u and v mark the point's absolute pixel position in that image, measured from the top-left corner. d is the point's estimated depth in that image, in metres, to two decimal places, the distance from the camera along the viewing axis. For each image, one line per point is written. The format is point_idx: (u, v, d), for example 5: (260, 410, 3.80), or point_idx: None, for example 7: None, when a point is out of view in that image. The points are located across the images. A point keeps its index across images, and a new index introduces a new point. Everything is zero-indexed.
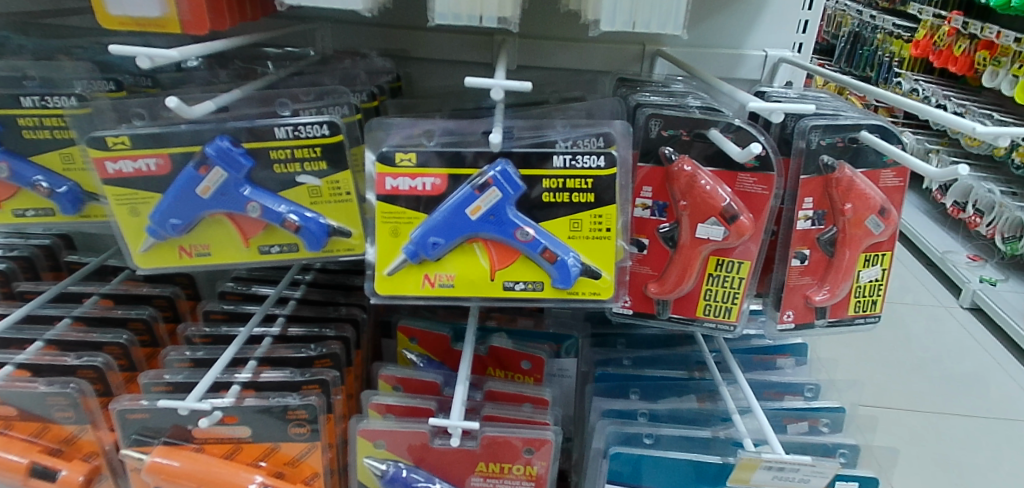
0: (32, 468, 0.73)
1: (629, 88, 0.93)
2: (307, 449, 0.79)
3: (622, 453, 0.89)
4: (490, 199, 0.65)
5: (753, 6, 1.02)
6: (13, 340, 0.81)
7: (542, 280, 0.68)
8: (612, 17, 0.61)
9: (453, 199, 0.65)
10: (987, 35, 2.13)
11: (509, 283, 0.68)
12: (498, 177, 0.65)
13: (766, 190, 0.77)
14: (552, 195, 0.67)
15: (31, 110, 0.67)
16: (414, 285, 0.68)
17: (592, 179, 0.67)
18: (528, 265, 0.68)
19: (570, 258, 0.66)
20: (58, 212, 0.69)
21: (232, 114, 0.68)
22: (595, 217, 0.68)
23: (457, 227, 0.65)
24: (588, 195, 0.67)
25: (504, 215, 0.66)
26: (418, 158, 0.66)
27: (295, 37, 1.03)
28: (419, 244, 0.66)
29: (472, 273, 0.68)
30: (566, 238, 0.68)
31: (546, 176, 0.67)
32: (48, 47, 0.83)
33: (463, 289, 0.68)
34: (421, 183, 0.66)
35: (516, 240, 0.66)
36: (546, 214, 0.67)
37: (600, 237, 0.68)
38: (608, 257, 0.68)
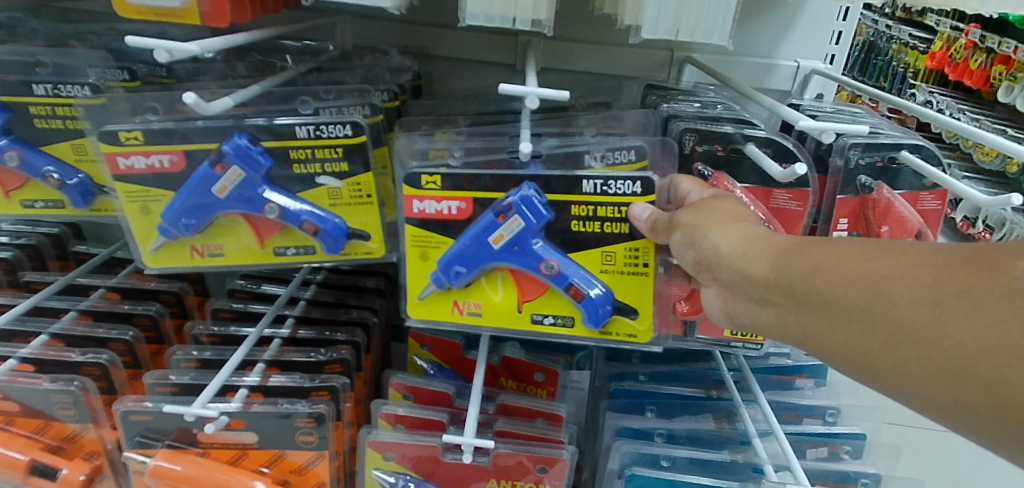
0: (31, 466, 0.71)
1: (659, 96, 0.89)
2: (315, 458, 0.77)
3: (637, 475, 0.86)
4: (512, 228, 0.61)
5: (786, 13, 0.98)
6: (17, 331, 0.79)
7: (572, 316, 0.65)
8: (655, 23, 0.58)
9: (475, 227, 0.62)
10: (1004, 49, 2.06)
11: (537, 317, 0.66)
12: (519, 204, 0.61)
13: (802, 207, 0.73)
14: (582, 223, 0.63)
15: (42, 98, 0.64)
16: (442, 313, 0.66)
17: (626, 207, 0.62)
18: (558, 300, 0.65)
19: (601, 298, 0.62)
20: (68, 204, 0.66)
21: (251, 111, 0.65)
22: (629, 250, 0.63)
23: (480, 257, 0.62)
24: (622, 226, 0.63)
25: (526, 244, 0.62)
26: (445, 180, 0.62)
27: (315, 31, 1.00)
28: (443, 272, 0.63)
29: (500, 303, 0.65)
30: (598, 272, 0.64)
31: (575, 203, 0.62)
32: (62, 33, 0.80)
33: (492, 318, 0.66)
34: (447, 206, 0.63)
35: (539, 272, 0.62)
36: (577, 243, 0.64)
37: (636, 272, 0.64)
38: (644, 295, 0.64)
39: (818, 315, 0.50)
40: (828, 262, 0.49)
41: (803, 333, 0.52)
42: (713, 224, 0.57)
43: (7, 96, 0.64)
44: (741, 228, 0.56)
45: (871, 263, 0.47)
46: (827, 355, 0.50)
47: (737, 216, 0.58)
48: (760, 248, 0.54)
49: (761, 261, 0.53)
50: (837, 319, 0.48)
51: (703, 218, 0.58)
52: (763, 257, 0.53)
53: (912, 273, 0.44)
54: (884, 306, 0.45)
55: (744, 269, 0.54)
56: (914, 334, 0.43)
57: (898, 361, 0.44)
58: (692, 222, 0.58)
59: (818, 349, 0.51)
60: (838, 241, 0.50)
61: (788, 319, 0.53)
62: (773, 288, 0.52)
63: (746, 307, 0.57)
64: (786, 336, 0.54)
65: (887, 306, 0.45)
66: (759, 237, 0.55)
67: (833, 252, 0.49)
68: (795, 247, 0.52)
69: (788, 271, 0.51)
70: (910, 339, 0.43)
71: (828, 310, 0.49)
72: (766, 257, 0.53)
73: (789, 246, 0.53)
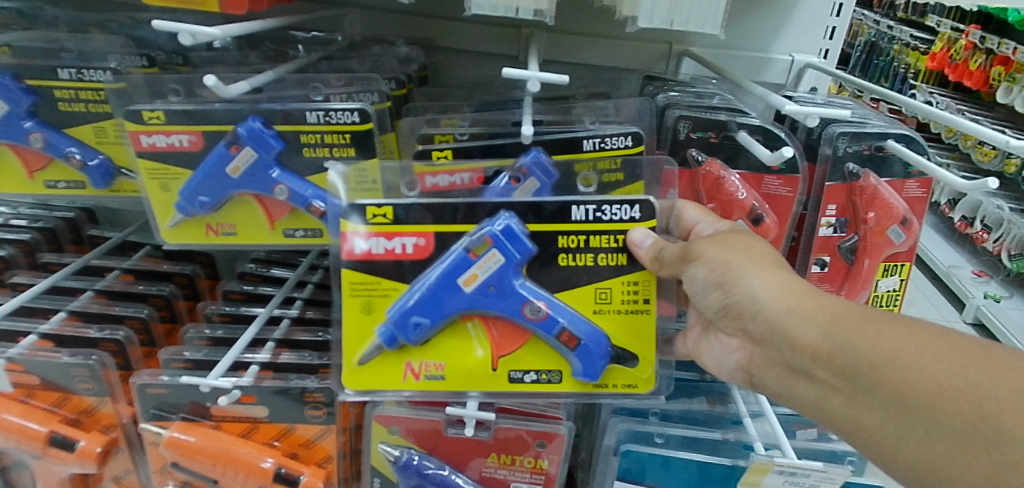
0: (50, 438, 0.74)
1: (657, 86, 0.91)
2: (322, 432, 0.80)
3: (632, 451, 0.90)
4: (486, 266, 0.61)
5: (783, 7, 1.00)
6: (37, 309, 0.82)
7: (555, 369, 0.65)
8: (651, 14, 0.61)
9: (445, 263, 0.61)
10: (1003, 51, 2.07)
11: (514, 372, 0.66)
12: (497, 240, 0.60)
13: (792, 192, 0.77)
14: (570, 256, 0.63)
15: (66, 82, 0.67)
16: (395, 378, 0.65)
17: (623, 234, 0.62)
18: (537, 353, 0.65)
19: (593, 345, 0.63)
20: (89, 185, 0.69)
21: (265, 95, 0.68)
22: (627, 284, 0.63)
23: (448, 302, 0.61)
24: (619, 255, 0.63)
25: (505, 283, 0.61)
26: (396, 212, 0.61)
27: (324, 22, 1.03)
28: (396, 326, 0.62)
29: (465, 363, 0.65)
30: (591, 312, 0.64)
31: (561, 233, 0.62)
32: (82, 20, 0.83)
33: (452, 378, 0.66)
34: (398, 244, 0.62)
35: (524, 316, 0.62)
36: (569, 281, 0.63)
37: (632, 307, 0.64)
38: (644, 334, 0.64)
39: (864, 393, 0.51)
40: (884, 342, 0.51)
41: (841, 407, 0.53)
42: (748, 271, 0.59)
43: (32, 79, 0.66)
44: (783, 281, 0.58)
45: (929, 350, 0.49)
46: (887, 453, 0.50)
47: (777, 266, 0.60)
48: (809, 312, 0.55)
49: (804, 325, 0.55)
50: (885, 401, 0.50)
51: (736, 260, 0.60)
52: (810, 320, 0.55)
53: (980, 374, 0.46)
54: (944, 401, 0.46)
55: (789, 332, 0.56)
56: (974, 436, 0.44)
57: (949, 460, 0.46)
58: (715, 258, 0.61)
59: (854, 425, 0.53)
60: (910, 332, 0.50)
61: (826, 389, 0.54)
62: (816, 356, 0.54)
63: (776, 367, 0.59)
64: (818, 406, 0.56)
65: (947, 401, 0.46)
66: (801, 296, 0.57)
67: (888, 330, 0.51)
68: (861, 329, 0.52)
69: (835, 339, 0.53)
70: (970, 441, 0.45)
71: (878, 391, 0.50)
72: (814, 322, 0.54)
73: (841, 314, 0.54)
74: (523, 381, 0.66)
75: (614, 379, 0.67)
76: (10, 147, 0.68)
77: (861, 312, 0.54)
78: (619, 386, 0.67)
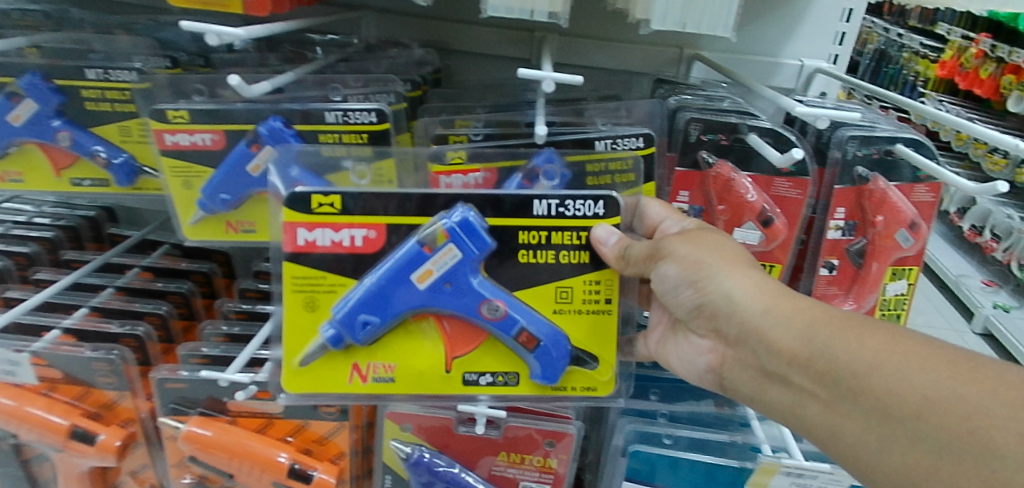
0: (71, 431, 0.75)
1: (668, 89, 0.92)
2: (335, 429, 0.82)
3: (641, 452, 0.89)
4: (442, 262, 0.60)
5: (794, 12, 1.00)
6: (60, 304, 0.83)
7: (511, 372, 0.66)
8: (663, 16, 0.62)
9: (400, 258, 0.60)
10: (1014, 59, 2.07)
11: (467, 374, 0.66)
12: (455, 234, 0.59)
13: (801, 195, 0.77)
14: (531, 253, 0.63)
15: (93, 82, 0.68)
16: (341, 380, 0.65)
17: (587, 232, 0.63)
18: (491, 356, 0.66)
19: (549, 346, 0.63)
20: (113, 183, 0.70)
21: (285, 96, 0.70)
22: (588, 283, 0.64)
23: (404, 301, 0.61)
24: (582, 254, 0.63)
25: (461, 280, 0.61)
26: (343, 201, 0.60)
27: (341, 24, 1.05)
28: (343, 326, 0.61)
29: (416, 365, 0.65)
30: (550, 312, 0.65)
31: (522, 228, 0.62)
32: (108, 22, 0.85)
33: (401, 381, 0.66)
34: (345, 236, 0.61)
35: (482, 315, 0.62)
36: (528, 279, 0.64)
37: (592, 305, 0.65)
38: (604, 332, 0.66)
39: (844, 401, 0.54)
40: (866, 350, 0.53)
41: (818, 414, 0.56)
42: (723, 270, 0.61)
43: (61, 79, 0.68)
44: (757, 282, 0.61)
45: (914, 360, 0.51)
46: (862, 458, 0.53)
47: (750, 265, 0.62)
48: (788, 316, 0.58)
49: (784, 328, 0.57)
50: (867, 410, 0.52)
51: (707, 258, 0.62)
52: (789, 325, 0.57)
53: (967, 387, 0.48)
54: (929, 413, 0.49)
55: (767, 335, 0.58)
56: (960, 449, 0.47)
57: (931, 470, 0.48)
58: (687, 256, 0.63)
59: (831, 432, 0.55)
60: (893, 339, 0.53)
61: (804, 395, 0.57)
62: (795, 361, 0.56)
63: (751, 370, 0.62)
64: (792, 410, 0.59)
65: (932, 412, 0.48)
66: (781, 298, 0.59)
67: (869, 338, 0.53)
68: (843, 333, 0.55)
69: (814, 345, 0.55)
70: (958, 454, 0.47)
71: (859, 399, 0.52)
72: (793, 327, 0.57)
73: (820, 319, 0.56)
74: (478, 383, 0.66)
75: (574, 382, 0.68)
76: (39, 146, 0.70)
77: (841, 318, 0.56)
78: (580, 389, 0.68)
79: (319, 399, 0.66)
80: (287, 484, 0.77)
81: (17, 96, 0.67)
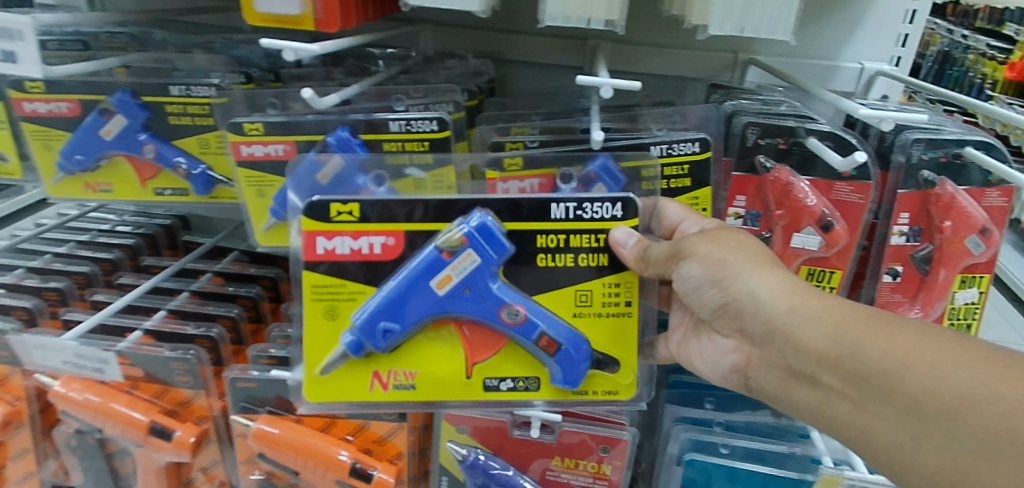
0: (151, 427, 0.79)
1: (723, 94, 0.92)
2: (394, 430, 0.84)
3: (697, 461, 0.87)
4: (461, 267, 0.62)
5: (853, 15, 0.98)
6: (141, 306, 0.88)
7: (531, 377, 0.67)
8: (721, 21, 0.63)
9: (420, 264, 0.62)
10: None
11: (488, 380, 0.67)
12: (473, 240, 0.61)
13: (863, 199, 0.76)
14: (550, 257, 0.64)
15: (176, 98, 0.73)
16: (362, 388, 0.66)
17: (605, 234, 0.63)
18: (510, 362, 0.67)
19: (570, 350, 0.64)
20: (192, 192, 0.75)
21: (352, 107, 0.74)
22: (608, 285, 0.65)
23: (425, 306, 0.63)
24: (600, 256, 0.64)
25: (480, 285, 0.63)
26: (361, 209, 0.62)
27: (400, 38, 1.09)
28: (364, 334, 0.63)
29: (437, 372, 0.67)
30: (570, 316, 0.65)
31: (540, 232, 0.63)
32: (187, 42, 0.91)
33: (422, 387, 0.67)
34: (365, 244, 0.63)
35: (502, 320, 0.64)
36: (548, 283, 0.65)
37: (612, 308, 0.66)
38: (625, 336, 0.66)
39: (876, 400, 0.54)
40: (898, 347, 0.53)
41: (849, 413, 0.56)
42: (745, 269, 0.62)
43: (147, 96, 0.73)
44: (782, 280, 0.61)
45: (947, 357, 0.51)
46: (896, 457, 0.53)
47: (772, 264, 0.63)
48: (814, 315, 0.58)
49: (811, 327, 0.58)
50: (900, 408, 0.53)
51: (730, 256, 0.63)
52: (816, 323, 0.58)
53: (1005, 385, 0.48)
54: (966, 411, 0.49)
55: (794, 334, 0.59)
56: (999, 447, 0.47)
57: (972, 472, 0.49)
58: (709, 255, 0.63)
59: (863, 432, 0.56)
60: (924, 338, 0.53)
61: (833, 395, 0.57)
62: (824, 359, 0.57)
63: (777, 370, 0.62)
64: (821, 410, 0.59)
65: (969, 411, 0.49)
66: (805, 297, 0.60)
67: (900, 336, 0.54)
68: (872, 332, 0.55)
69: (843, 343, 0.56)
70: (998, 454, 0.47)
71: (892, 398, 0.53)
72: (820, 325, 0.57)
73: (847, 317, 0.57)
74: (499, 388, 0.67)
75: (596, 386, 0.68)
76: (127, 159, 0.75)
77: (869, 315, 0.56)
78: (601, 394, 0.68)
79: (341, 407, 0.68)
80: (349, 482, 0.79)
81: (109, 112, 0.72)
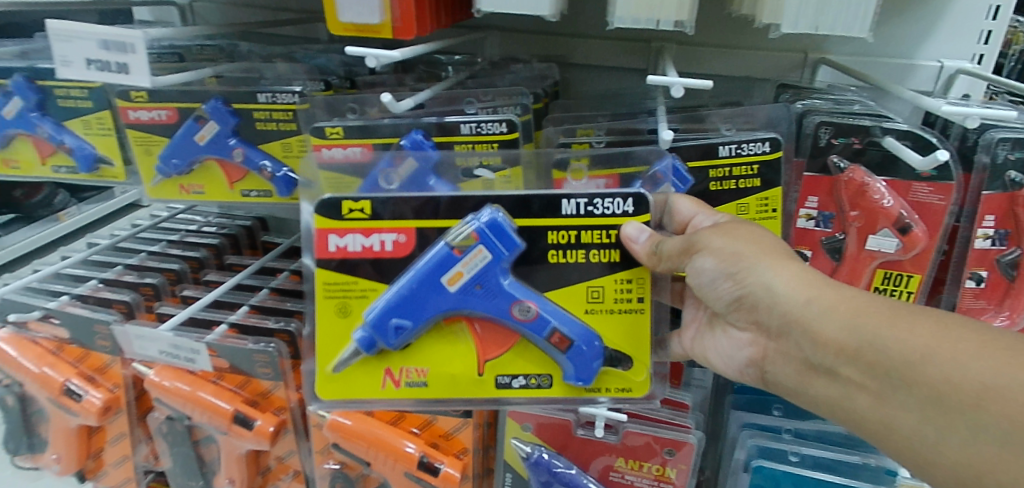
0: (235, 415, 0.84)
1: (794, 93, 0.91)
2: (460, 426, 0.86)
3: (765, 467, 0.85)
4: (473, 264, 0.62)
5: (932, 11, 0.95)
6: (226, 302, 0.93)
7: (544, 375, 0.66)
8: (795, 21, 0.63)
9: (430, 260, 0.62)
10: None
11: (500, 378, 0.67)
12: (485, 235, 0.61)
13: (944, 200, 0.74)
14: (560, 252, 0.64)
15: (263, 105, 0.78)
16: (374, 385, 0.66)
17: (616, 230, 0.63)
18: (521, 360, 0.66)
19: (583, 347, 0.64)
20: (275, 194, 0.79)
21: (425, 111, 0.78)
22: (620, 281, 0.64)
23: (434, 302, 0.62)
24: (612, 251, 0.64)
25: (491, 282, 0.63)
26: (373, 206, 0.63)
27: (467, 45, 1.12)
28: (376, 330, 0.63)
29: (448, 370, 0.66)
30: (582, 312, 0.65)
31: (550, 229, 0.63)
32: (271, 53, 0.96)
33: (434, 385, 0.67)
34: (376, 241, 0.63)
35: (514, 317, 0.63)
36: (559, 280, 0.64)
37: (624, 305, 0.65)
38: (637, 333, 0.65)
39: (897, 391, 0.54)
40: (917, 337, 0.54)
41: (869, 405, 0.56)
42: (761, 262, 0.62)
43: (237, 103, 0.78)
44: (797, 272, 0.61)
45: (968, 346, 0.52)
46: (918, 449, 0.54)
47: (787, 256, 0.63)
48: (832, 306, 0.58)
49: (828, 318, 0.58)
50: (922, 398, 0.53)
51: (745, 250, 0.63)
52: (834, 314, 0.58)
53: None
54: (990, 400, 0.49)
55: (812, 326, 0.58)
56: None
57: (998, 464, 0.49)
58: (724, 248, 0.63)
59: (884, 424, 0.56)
60: (944, 328, 0.54)
61: (852, 387, 0.57)
62: (843, 351, 0.57)
63: (794, 363, 0.62)
64: (839, 403, 0.59)
65: (993, 401, 0.49)
66: (822, 288, 0.59)
67: (919, 325, 0.54)
68: (889, 323, 0.55)
69: (861, 334, 0.56)
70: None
71: (913, 389, 0.53)
72: (837, 316, 0.57)
73: (864, 308, 0.57)
74: (511, 386, 0.67)
75: (609, 384, 0.68)
76: (218, 163, 0.80)
77: (886, 306, 0.57)
78: (614, 391, 0.67)
79: (352, 405, 0.67)
80: (417, 475, 0.82)
81: (203, 119, 0.78)
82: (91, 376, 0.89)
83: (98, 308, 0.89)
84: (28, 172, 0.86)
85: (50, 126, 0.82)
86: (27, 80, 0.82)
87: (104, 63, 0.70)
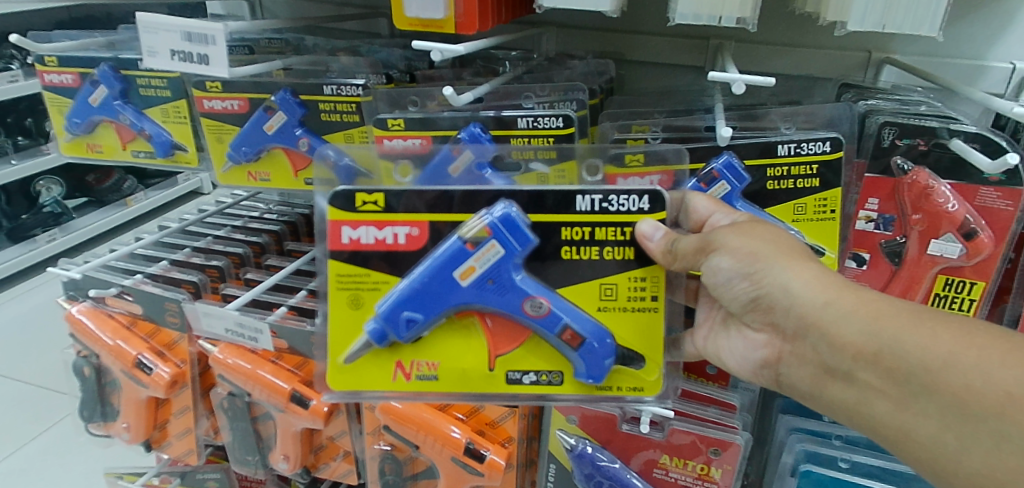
0: (292, 394, 0.87)
1: (856, 93, 0.88)
2: (505, 415, 0.87)
3: (813, 472, 0.83)
4: (484, 259, 0.62)
5: (1004, 12, 0.92)
6: (286, 286, 0.97)
7: (558, 372, 0.67)
8: (862, 18, 0.62)
9: (442, 254, 0.62)
10: None
11: (510, 373, 0.67)
12: (497, 230, 0.61)
13: (1012, 206, 0.71)
14: (572, 249, 0.64)
15: (330, 97, 0.81)
16: (384, 378, 0.67)
17: (631, 228, 0.63)
18: (532, 357, 0.67)
19: (597, 344, 0.63)
20: None
21: (485, 105, 0.81)
22: (634, 279, 0.64)
23: (444, 296, 0.63)
24: (627, 249, 0.63)
25: (504, 277, 0.63)
26: (387, 199, 0.63)
27: (524, 41, 1.14)
28: (387, 324, 0.63)
29: (460, 366, 0.67)
30: (595, 309, 0.65)
31: (565, 224, 0.63)
32: (336, 47, 1.00)
33: (446, 379, 0.67)
34: (389, 234, 0.64)
35: (525, 313, 0.63)
36: (572, 276, 0.64)
37: (637, 303, 0.65)
38: (648, 331, 0.65)
39: (917, 398, 0.54)
40: (941, 343, 0.53)
41: (888, 411, 0.56)
42: (780, 263, 0.61)
43: (305, 94, 0.81)
44: (817, 273, 0.60)
45: (994, 353, 0.51)
46: (939, 457, 0.53)
47: (807, 257, 0.62)
48: (850, 309, 0.57)
49: (847, 321, 0.57)
50: (944, 406, 0.52)
51: (763, 249, 0.62)
52: (853, 316, 0.57)
53: None
54: (1014, 409, 0.48)
55: (829, 328, 0.58)
56: None
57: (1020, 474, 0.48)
58: (741, 248, 0.62)
59: (902, 430, 0.55)
60: (971, 334, 0.53)
61: (871, 393, 0.56)
62: (861, 356, 0.56)
63: (810, 367, 0.61)
64: (856, 409, 0.59)
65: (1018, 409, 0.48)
66: (842, 290, 0.59)
67: (942, 331, 0.53)
68: (910, 329, 0.55)
69: (881, 338, 0.55)
70: None
71: (934, 396, 0.53)
72: (857, 319, 0.57)
73: (885, 311, 0.56)
74: (522, 382, 0.67)
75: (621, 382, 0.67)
76: (284, 151, 0.84)
77: (911, 312, 0.56)
78: (626, 390, 0.67)
79: (364, 398, 0.68)
80: (463, 460, 0.83)
81: (272, 109, 0.81)
82: (160, 352, 0.95)
83: (168, 287, 0.94)
84: (111, 156, 0.91)
85: (131, 113, 0.87)
86: (113, 70, 0.87)
87: (186, 53, 0.74)
